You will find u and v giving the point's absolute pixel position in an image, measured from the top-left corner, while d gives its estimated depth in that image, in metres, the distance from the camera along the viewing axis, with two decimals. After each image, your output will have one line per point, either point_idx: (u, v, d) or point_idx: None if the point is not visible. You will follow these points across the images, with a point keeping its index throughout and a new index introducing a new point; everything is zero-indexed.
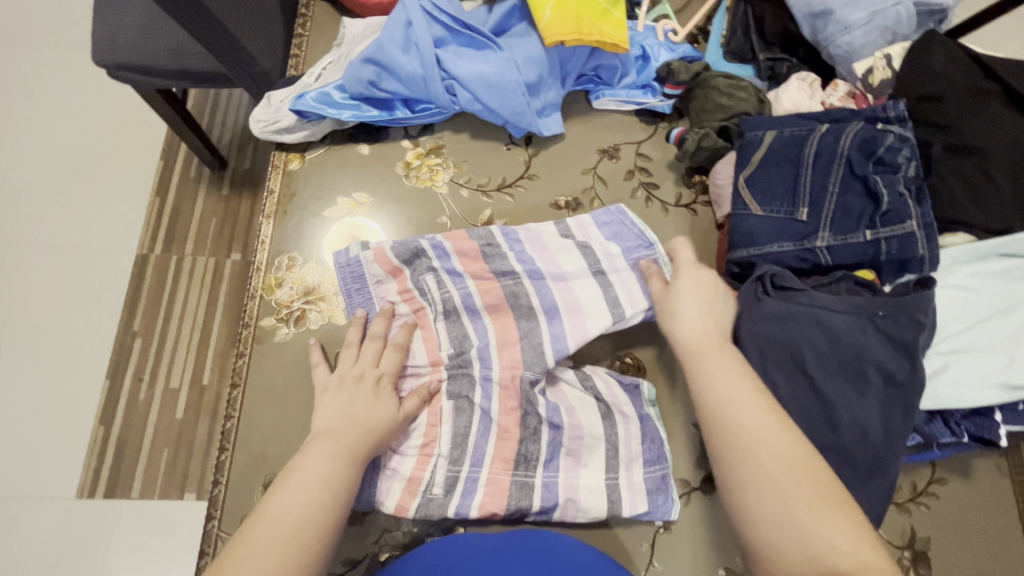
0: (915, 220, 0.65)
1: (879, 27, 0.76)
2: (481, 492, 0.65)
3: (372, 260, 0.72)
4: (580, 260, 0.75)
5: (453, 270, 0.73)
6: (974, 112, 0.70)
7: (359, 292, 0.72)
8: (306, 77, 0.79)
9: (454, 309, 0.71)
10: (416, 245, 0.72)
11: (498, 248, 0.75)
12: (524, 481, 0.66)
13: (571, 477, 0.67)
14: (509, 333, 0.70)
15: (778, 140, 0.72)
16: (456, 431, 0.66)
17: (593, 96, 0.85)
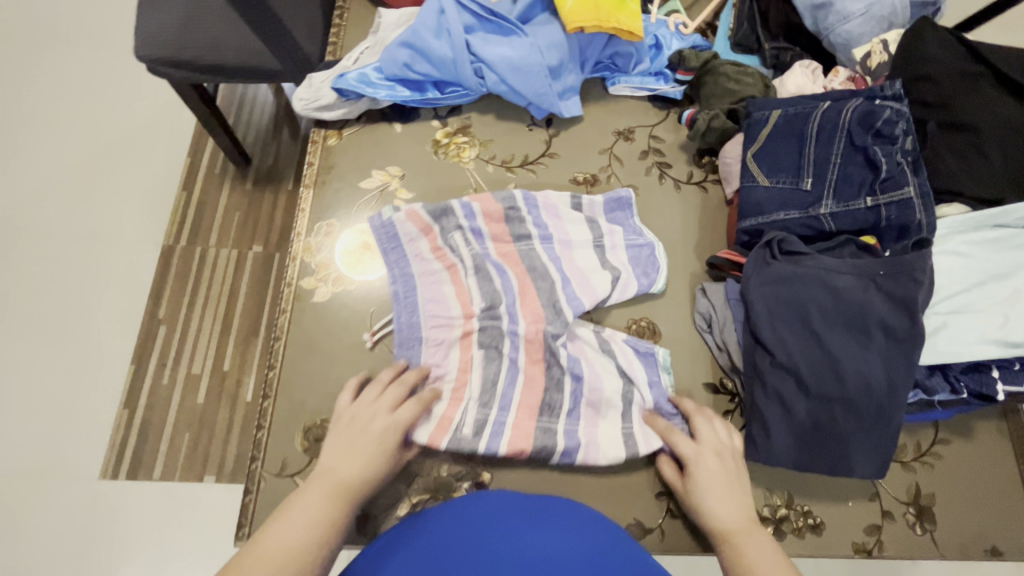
0: (912, 187, 0.70)
1: (875, 18, 0.82)
2: (509, 433, 0.69)
3: (406, 220, 0.78)
4: (585, 232, 0.82)
5: (479, 230, 0.79)
6: (965, 93, 0.76)
7: (394, 250, 0.77)
8: (344, 61, 0.85)
9: (484, 268, 0.76)
10: (449, 207, 0.79)
11: (522, 214, 0.80)
12: (548, 427, 0.70)
13: (591, 426, 0.72)
14: (532, 291, 0.75)
15: (783, 117, 0.78)
16: (485, 378, 0.71)
17: (609, 82, 0.91)
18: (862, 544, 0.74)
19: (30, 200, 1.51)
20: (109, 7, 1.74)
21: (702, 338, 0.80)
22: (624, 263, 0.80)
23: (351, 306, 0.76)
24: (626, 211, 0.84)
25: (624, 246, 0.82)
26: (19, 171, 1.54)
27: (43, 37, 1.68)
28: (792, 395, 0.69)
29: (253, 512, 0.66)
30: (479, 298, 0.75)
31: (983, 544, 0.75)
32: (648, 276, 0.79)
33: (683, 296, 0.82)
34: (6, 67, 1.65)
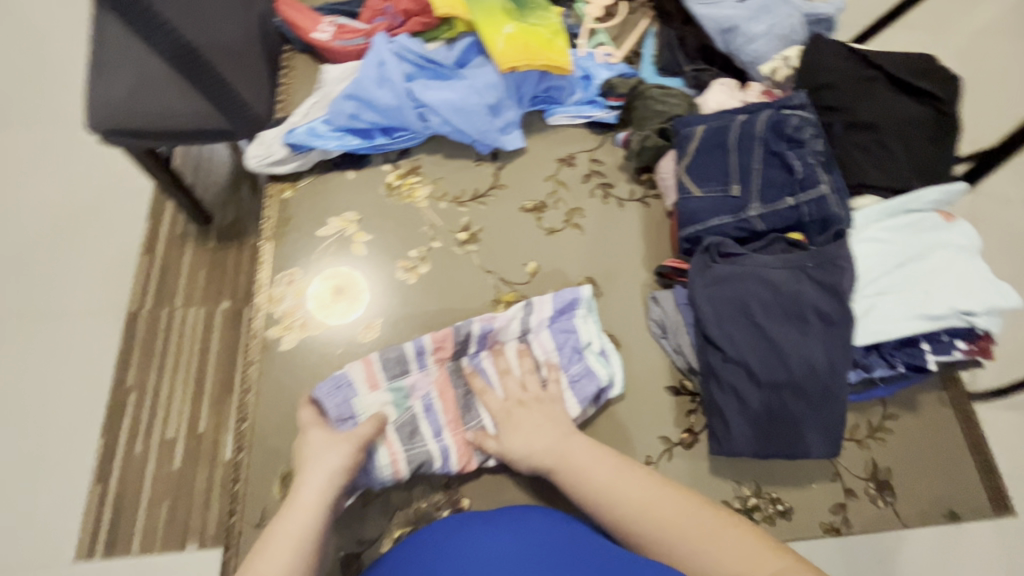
0: (826, 184, 0.77)
1: (777, 37, 0.90)
2: (430, 353, 0.77)
3: (353, 369, 0.75)
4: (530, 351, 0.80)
5: (424, 367, 0.77)
6: (864, 96, 0.84)
7: (336, 399, 0.73)
8: (293, 117, 0.89)
9: (423, 416, 0.75)
10: (399, 358, 0.76)
11: (468, 352, 0.79)
12: (459, 365, 0.78)
13: (501, 324, 0.80)
14: (462, 413, 0.76)
15: (707, 131, 0.84)
16: (413, 454, 0.72)
17: (548, 114, 0.97)
18: (829, 523, 0.78)
19: None
20: (51, 76, 1.71)
21: (659, 344, 0.84)
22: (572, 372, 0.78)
23: (319, 350, 0.78)
24: (572, 313, 0.81)
25: (572, 358, 0.79)
26: None
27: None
28: (745, 386, 0.73)
29: (235, 567, 0.67)
30: (417, 444, 0.73)
31: (941, 509, 0.80)
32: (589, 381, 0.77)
33: (638, 306, 0.87)
34: None
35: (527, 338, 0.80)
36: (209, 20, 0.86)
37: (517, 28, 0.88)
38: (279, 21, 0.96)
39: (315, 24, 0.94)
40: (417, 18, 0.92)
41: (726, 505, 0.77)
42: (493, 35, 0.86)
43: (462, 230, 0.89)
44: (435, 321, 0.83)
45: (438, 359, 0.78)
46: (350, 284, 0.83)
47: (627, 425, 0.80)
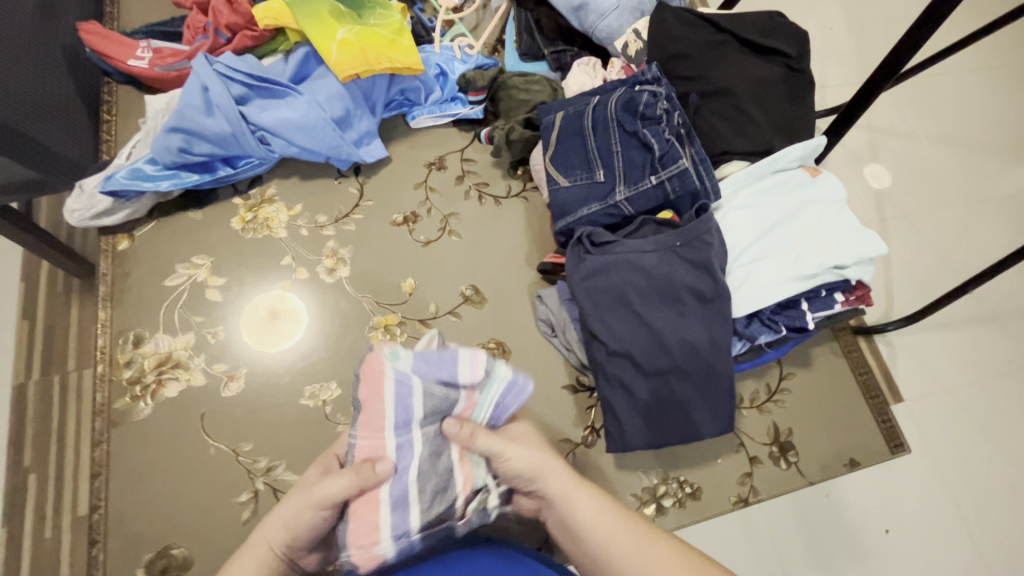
0: (686, 158, 0.75)
1: (628, 9, 0.88)
2: (413, 393, 0.50)
3: (365, 375, 0.49)
4: (441, 421, 0.52)
5: (407, 417, 0.50)
6: (715, 62, 0.82)
7: (399, 407, 0.49)
8: (116, 159, 0.79)
9: (422, 479, 0.51)
10: (428, 407, 0.50)
11: (418, 415, 0.51)
12: (422, 420, 0.51)
13: (422, 372, 0.50)
14: (417, 500, 0.50)
15: (566, 118, 0.81)
16: (363, 528, 0.50)
17: (409, 118, 0.91)
18: (737, 495, 0.78)
19: None
20: None
21: (551, 342, 0.81)
22: (471, 464, 0.53)
23: (179, 415, 0.71)
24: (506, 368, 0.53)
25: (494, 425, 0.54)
26: None
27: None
28: (631, 378, 0.71)
29: None
30: (395, 524, 0.49)
31: (843, 460, 0.82)
32: (488, 467, 0.55)
33: (526, 307, 0.83)
34: None
35: (453, 397, 0.51)
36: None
37: (351, 32, 0.81)
38: (88, 52, 0.85)
39: (131, 51, 0.85)
40: (245, 31, 0.84)
41: (635, 497, 0.75)
42: (325, 43, 0.79)
43: (330, 255, 0.82)
44: (312, 360, 0.76)
45: (437, 403, 0.51)
46: (287, 309, 0.79)
47: None
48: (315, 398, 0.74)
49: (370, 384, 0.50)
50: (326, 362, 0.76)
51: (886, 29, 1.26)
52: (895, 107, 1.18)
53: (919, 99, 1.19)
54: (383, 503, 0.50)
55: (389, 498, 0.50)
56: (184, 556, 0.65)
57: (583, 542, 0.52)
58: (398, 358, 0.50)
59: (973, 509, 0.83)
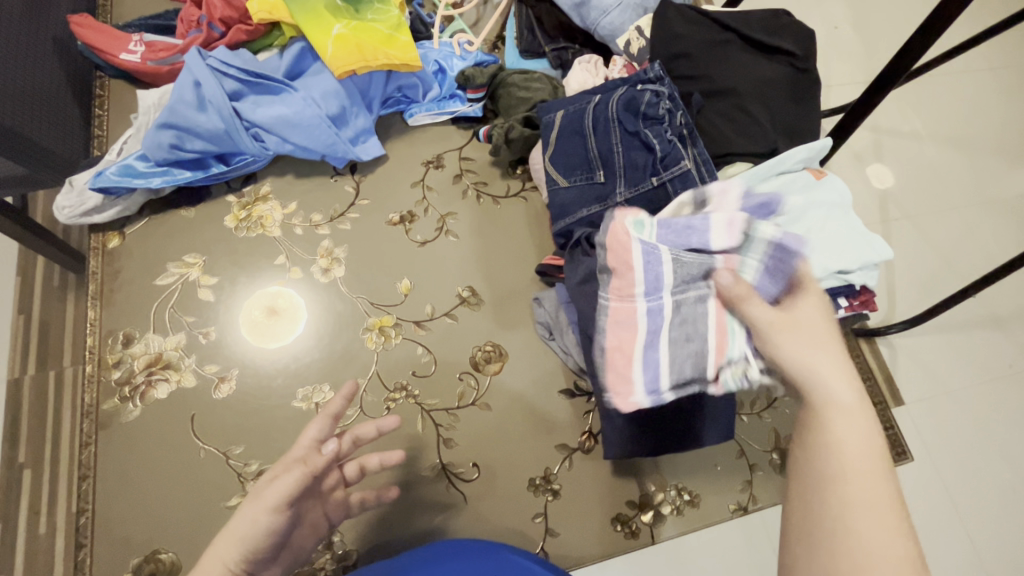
0: (688, 159, 0.73)
1: (630, 6, 0.86)
2: (682, 250, 0.62)
3: (630, 234, 0.63)
4: (690, 280, 0.61)
5: (669, 273, 0.61)
6: (719, 61, 0.80)
7: (655, 267, 0.61)
8: (107, 156, 0.78)
9: (689, 329, 0.61)
10: (680, 271, 0.61)
11: (688, 268, 0.61)
12: (669, 278, 0.61)
13: (683, 231, 0.62)
14: (674, 347, 0.61)
15: (566, 117, 0.79)
16: (605, 381, 0.63)
17: (407, 115, 0.90)
18: (737, 503, 0.76)
19: None
20: None
21: (548, 346, 0.79)
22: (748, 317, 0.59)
23: (168, 417, 0.70)
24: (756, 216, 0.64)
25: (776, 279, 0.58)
26: None
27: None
28: None
29: None
30: (640, 373, 0.62)
31: None
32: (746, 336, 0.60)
33: (524, 309, 0.82)
34: None
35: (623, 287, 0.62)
36: None
37: (348, 27, 0.80)
38: (80, 46, 0.83)
39: (123, 45, 0.83)
40: (239, 25, 0.82)
41: (631, 504, 0.74)
42: (321, 38, 0.78)
43: (325, 255, 0.81)
44: (306, 361, 0.75)
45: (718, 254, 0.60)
46: (284, 304, 0.77)
47: (523, 439, 0.75)
48: (308, 400, 0.73)
49: (619, 256, 0.62)
50: (320, 364, 0.75)
51: (894, 28, 1.24)
52: (902, 107, 1.16)
53: (927, 100, 1.17)
54: (636, 361, 0.62)
55: (640, 356, 0.62)
56: (171, 561, 0.64)
57: (820, 460, 0.42)
58: (643, 231, 0.63)
59: (977, 518, 0.81)
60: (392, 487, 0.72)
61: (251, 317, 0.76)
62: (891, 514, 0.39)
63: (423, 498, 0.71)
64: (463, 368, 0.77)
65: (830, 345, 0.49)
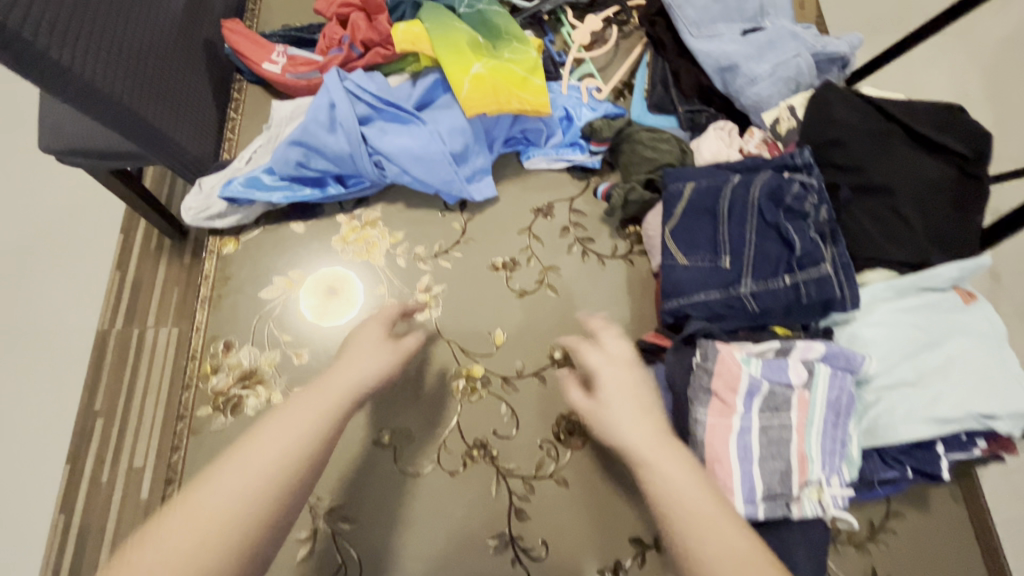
0: (829, 263, 0.67)
1: (782, 79, 0.80)
2: (768, 381, 0.64)
3: (722, 364, 0.65)
4: (783, 407, 0.64)
5: (757, 395, 0.64)
6: (878, 154, 0.73)
7: (748, 395, 0.64)
8: (237, 162, 0.80)
9: (784, 451, 0.63)
10: (770, 401, 0.64)
11: (777, 397, 0.64)
12: (764, 401, 0.64)
13: (772, 367, 0.65)
14: (771, 466, 0.63)
15: (696, 191, 0.74)
16: None
17: (524, 157, 0.87)
18: None
19: None
20: None
21: None
22: (831, 449, 0.64)
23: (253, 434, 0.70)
24: (844, 374, 0.66)
25: (838, 422, 0.64)
26: None
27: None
28: None
29: None
30: (740, 484, 0.62)
31: None
32: (827, 465, 0.63)
33: None
34: None
35: (722, 399, 0.65)
36: (120, 51, 0.68)
37: (487, 67, 0.79)
38: (226, 50, 0.86)
39: (267, 54, 0.85)
40: (378, 48, 0.83)
41: None
42: (459, 78, 0.78)
43: (423, 290, 0.80)
44: (388, 398, 0.74)
45: (794, 390, 0.64)
46: (330, 308, 0.77)
47: (595, 523, 0.70)
48: (385, 440, 0.73)
49: (725, 381, 0.65)
50: (402, 403, 0.74)
51: None
52: None
53: None
54: (733, 472, 0.63)
55: (738, 467, 0.63)
56: None
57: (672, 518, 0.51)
58: (749, 365, 0.65)
59: None
60: (456, 546, 0.69)
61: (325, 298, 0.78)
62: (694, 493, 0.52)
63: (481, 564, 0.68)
64: (544, 435, 0.74)
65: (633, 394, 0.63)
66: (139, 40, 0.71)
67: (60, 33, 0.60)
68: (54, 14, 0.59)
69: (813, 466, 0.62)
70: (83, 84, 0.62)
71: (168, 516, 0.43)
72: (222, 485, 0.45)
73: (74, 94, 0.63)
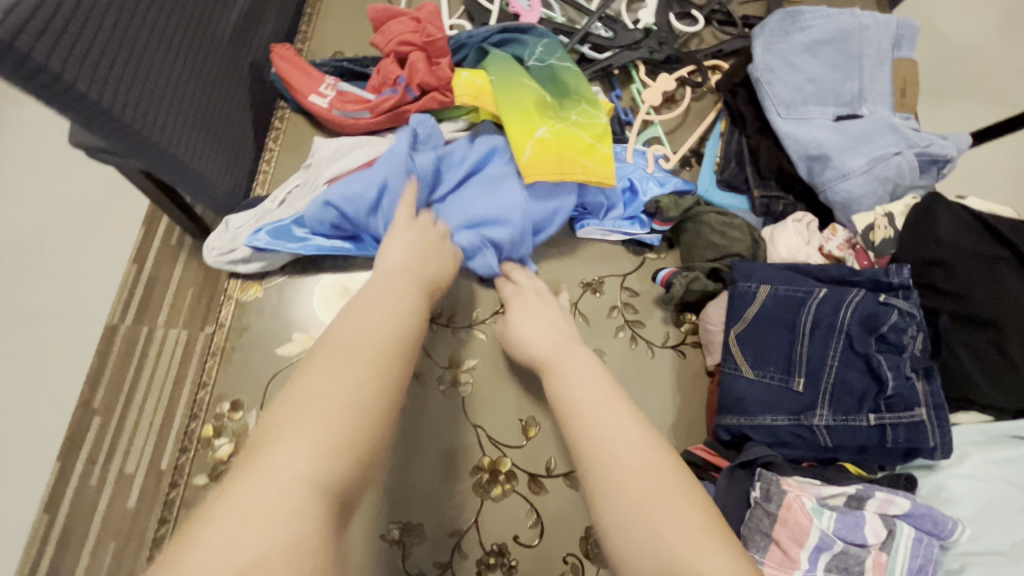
0: (922, 408, 0.58)
1: (879, 178, 0.72)
2: (839, 538, 0.56)
3: (786, 511, 0.57)
4: (856, 572, 0.55)
5: (825, 553, 0.55)
6: (986, 282, 0.64)
7: (816, 554, 0.55)
8: (269, 201, 0.74)
9: None
10: (841, 563, 0.55)
11: (849, 560, 0.55)
12: (832, 562, 0.56)
13: (845, 522, 0.56)
14: None
15: (772, 297, 0.66)
16: None
17: (578, 226, 0.79)
18: None
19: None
20: None
21: None
22: None
23: None
24: (927, 538, 0.57)
25: None
26: None
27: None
28: None
29: None
30: None
31: None
32: None
33: None
34: None
35: (784, 552, 0.56)
36: (157, 80, 0.62)
37: (551, 130, 0.74)
38: (273, 76, 0.80)
39: (314, 85, 0.78)
40: (435, 93, 0.76)
41: None
42: (521, 141, 0.72)
43: (452, 365, 0.73)
44: (400, 485, 0.66)
45: (868, 552, 0.56)
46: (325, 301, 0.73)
47: None
48: (392, 537, 0.63)
49: (790, 533, 0.56)
50: (417, 492, 0.66)
51: None
52: None
53: None
54: None
55: None
56: None
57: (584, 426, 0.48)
58: (820, 517, 0.56)
59: None
60: None
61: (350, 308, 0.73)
62: (612, 400, 0.50)
63: None
64: (570, 548, 0.66)
65: (544, 315, 0.66)
66: (176, 63, 0.65)
67: (93, 66, 0.54)
68: (92, 41, 0.53)
69: None
70: (113, 120, 0.57)
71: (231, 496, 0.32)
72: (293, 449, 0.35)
73: (100, 127, 0.57)
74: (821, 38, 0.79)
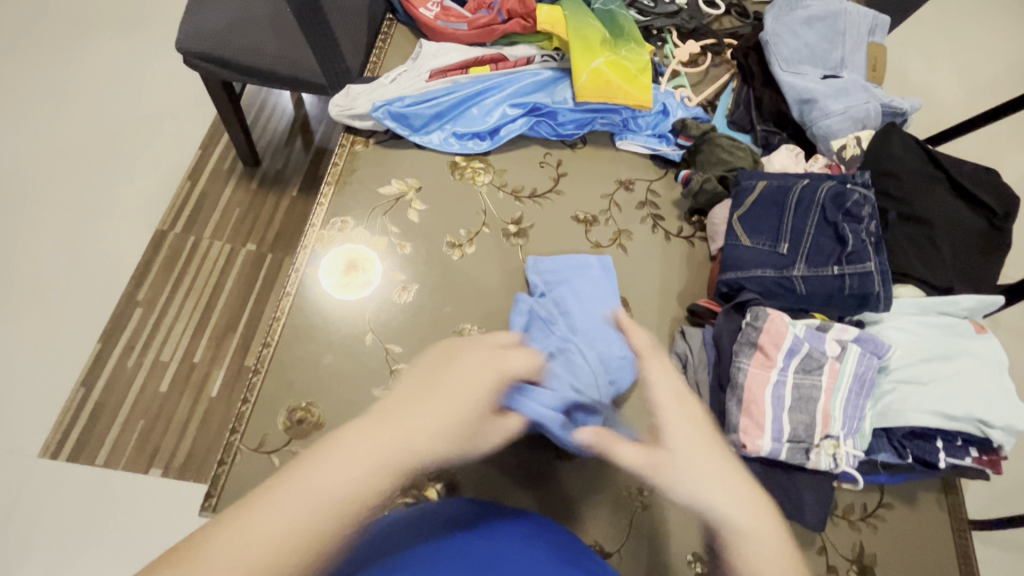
0: (873, 263, 0.78)
1: (852, 118, 0.94)
2: (806, 347, 0.75)
3: (770, 326, 0.76)
4: (818, 370, 0.74)
5: (795, 357, 0.75)
6: (925, 193, 0.87)
7: (788, 356, 0.75)
8: (383, 79, 0.94)
9: (809, 407, 0.73)
10: (806, 363, 0.75)
11: (811, 363, 0.75)
12: (800, 364, 0.75)
13: (810, 338, 0.76)
14: (797, 416, 0.73)
15: (768, 188, 0.87)
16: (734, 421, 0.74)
17: (619, 137, 1.00)
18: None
19: (52, 181, 1.47)
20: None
21: None
22: (849, 415, 0.74)
23: (351, 302, 0.80)
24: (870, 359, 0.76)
25: (860, 395, 0.74)
26: (40, 158, 1.49)
27: (76, 14, 1.71)
28: None
29: (225, 481, 0.69)
30: (770, 425, 0.72)
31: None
32: (843, 426, 0.74)
33: (663, 337, 0.88)
34: (35, 52, 1.63)
35: (766, 354, 0.75)
36: None
37: (605, 63, 0.96)
38: None
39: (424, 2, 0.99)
40: (519, 19, 0.97)
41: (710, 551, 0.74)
42: (581, 66, 0.94)
43: (513, 223, 0.90)
44: (472, 302, 0.84)
45: (827, 359, 0.75)
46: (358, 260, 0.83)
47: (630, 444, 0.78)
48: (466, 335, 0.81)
49: (771, 338, 0.75)
50: (481, 308, 0.84)
51: None
52: None
53: None
54: (766, 416, 0.73)
55: (770, 411, 0.73)
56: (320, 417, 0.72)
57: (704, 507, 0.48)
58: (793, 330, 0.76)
59: None
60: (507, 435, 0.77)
61: (327, 279, 0.81)
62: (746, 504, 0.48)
63: (534, 459, 0.77)
64: None
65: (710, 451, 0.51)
66: None
67: None
68: None
69: (831, 424, 0.73)
70: None
71: (259, 502, 0.38)
72: (281, 524, 0.38)
73: None
74: (817, 16, 1.03)
